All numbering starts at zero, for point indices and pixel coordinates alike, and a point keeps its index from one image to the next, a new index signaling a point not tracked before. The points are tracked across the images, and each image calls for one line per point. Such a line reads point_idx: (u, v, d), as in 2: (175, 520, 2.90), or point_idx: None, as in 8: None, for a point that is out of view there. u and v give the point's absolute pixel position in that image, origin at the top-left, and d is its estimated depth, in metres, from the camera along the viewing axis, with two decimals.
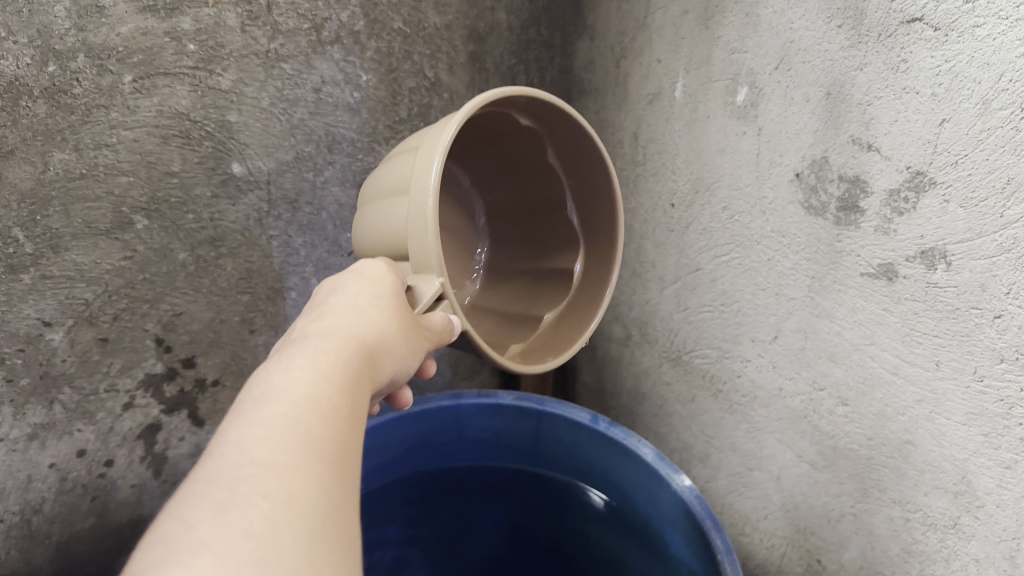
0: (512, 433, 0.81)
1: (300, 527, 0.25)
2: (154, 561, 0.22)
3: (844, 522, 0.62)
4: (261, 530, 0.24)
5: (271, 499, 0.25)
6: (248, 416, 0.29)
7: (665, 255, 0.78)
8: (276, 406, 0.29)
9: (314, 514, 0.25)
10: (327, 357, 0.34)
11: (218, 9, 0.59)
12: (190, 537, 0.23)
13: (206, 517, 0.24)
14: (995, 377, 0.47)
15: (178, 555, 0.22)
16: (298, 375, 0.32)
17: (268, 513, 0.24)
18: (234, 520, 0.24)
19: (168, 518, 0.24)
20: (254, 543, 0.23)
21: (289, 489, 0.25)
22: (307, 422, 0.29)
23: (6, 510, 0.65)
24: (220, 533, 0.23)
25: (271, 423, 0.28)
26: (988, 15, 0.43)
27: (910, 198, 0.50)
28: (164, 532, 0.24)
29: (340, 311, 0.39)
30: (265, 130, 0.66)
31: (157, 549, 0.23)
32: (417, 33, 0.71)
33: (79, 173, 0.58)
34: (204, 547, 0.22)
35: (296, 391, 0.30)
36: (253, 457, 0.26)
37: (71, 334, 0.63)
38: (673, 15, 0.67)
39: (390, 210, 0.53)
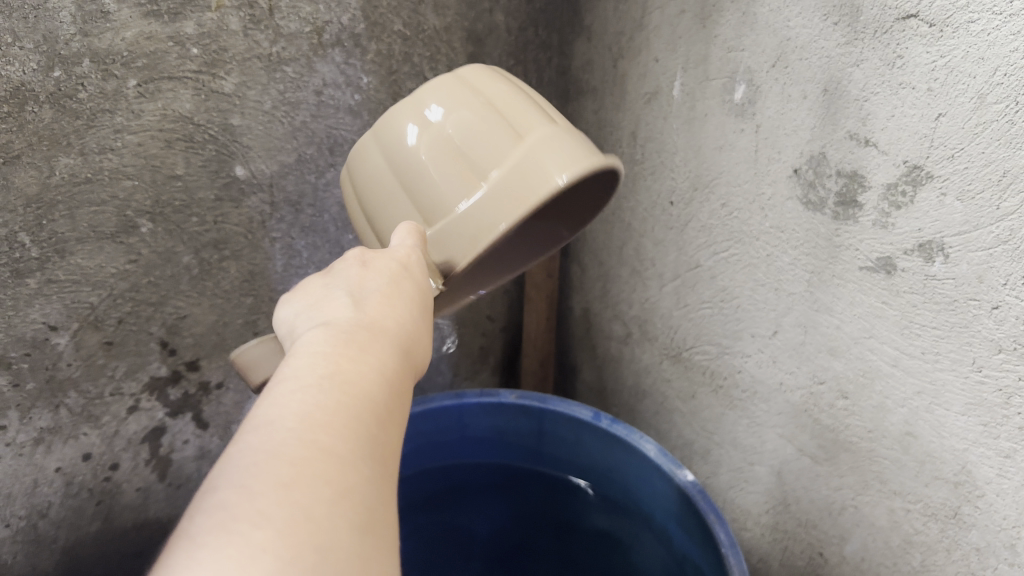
0: (515, 431, 0.83)
1: (355, 518, 0.25)
2: (216, 528, 0.23)
3: (845, 514, 0.63)
4: (321, 515, 0.24)
5: (332, 486, 0.25)
6: (310, 390, 0.29)
7: (665, 252, 0.78)
8: (339, 390, 0.29)
9: (369, 506, 0.26)
10: (388, 346, 0.33)
11: (221, 13, 0.59)
12: (254, 509, 0.23)
13: (271, 491, 0.24)
14: (994, 367, 0.47)
15: (240, 526, 0.23)
16: (360, 362, 0.31)
17: (328, 499, 0.25)
18: (295, 499, 0.24)
19: (231, 481, 0.25)
20: (312, 526, 0.24)
21: (349, 479, 0.26)
22: (365, 411, 0.29)
23: (12, 515, 0.66)
24: (284, 511, 0.24)
25: (333, 405, 0.28)
26: (982, 10, 0.42)
27: (907, 192, 0.50)
28: (226, 495, 0.24)
29: (396, 291, 0.38)
30: (268, 133, 0.67)
31: (218, 513, 0.23)
32: (416, 36, 0.72)
33: (84, 177, 0.58)
34: (267, 523, 0.23)
35: (356, 378, 0.30)
36: (316, 440, 0.26)
37: (76, 338, 0.64)
38: (670, 14, 0.68)
39: (446, 168, 0.48)
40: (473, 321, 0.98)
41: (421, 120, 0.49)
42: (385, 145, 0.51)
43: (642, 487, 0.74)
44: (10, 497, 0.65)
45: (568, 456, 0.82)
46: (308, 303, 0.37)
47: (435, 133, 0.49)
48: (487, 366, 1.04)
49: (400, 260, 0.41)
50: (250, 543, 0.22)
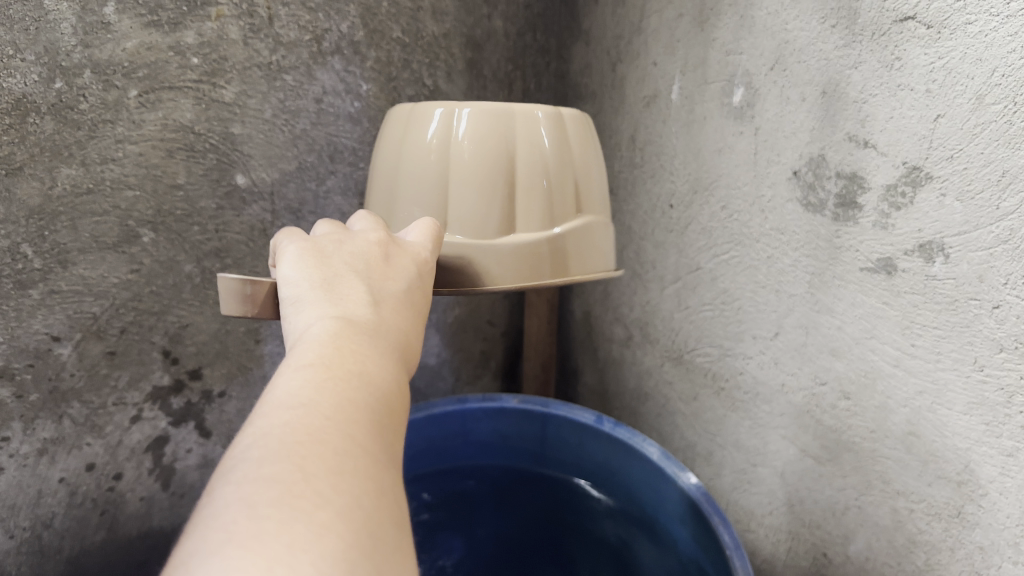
0: (518, 435, 0.83)
1: (392, 517, 0.25)
2: (276, 500, 0.22)
3: (849, 514, 0.64)
4: (365, 508, 0.24)
5: (370, 481, 0.25)
6: (338, 386, 0.28)
7: (665, 256, 0.78)
8: (365, 391, 0.29)
9: (398, 509, 0.26)
10: (398, 355, 0.34)
11: (221, 23, 0.60)
12: (308, 490, 0.23)
13: (323, 475, 0.24)
14: (995, 366, 0.47)
15: (301, 502, 0.22)
16: (381, 366, 0.31)
17: (369, 493, 0.25)
18: (343, 488, 0.24)
19: (277, 458, 0.24)
20: (363, 515, 0.24)
21: (383, 479, 0.26)
22: (384, 417, 0.29)
23: (16, 526, 0.66)
24: (336, 499, 0.23)
25: (361, 406, 0.28)
26: (979, 12, 0.43)
27: (907, 193, 0.50)
28: (270, 471, 0.23)
29: (407, 296, 0.38)
30: (269, 141, 0.67)
31: (267, 487, 0.23)
32: (416, 43, 0.73)
33: (86, 188, 0.58)
34: (323, 506, 0.23)
35: (380, 382, 0.30)
36: (352, 434, 0.26)
37: (79, 348, 0.64)
38: (669, 18, 0.68)
39: (496, 198, 0.51)
40: (474, 326, 0.99)
41: (493, 133, 0.51)
42: (445, 130, 0.51)
43: (646, 490, 0.74)
44: (15, 508, 0.65)
45: (571, 459, 0.82)
46: (319, 276, 0.36)
47: (500, 151, 0.51)
48: (488, 371, 1.04)
49: (411, 257, 0.41)
50: (311, 524, 0.22)
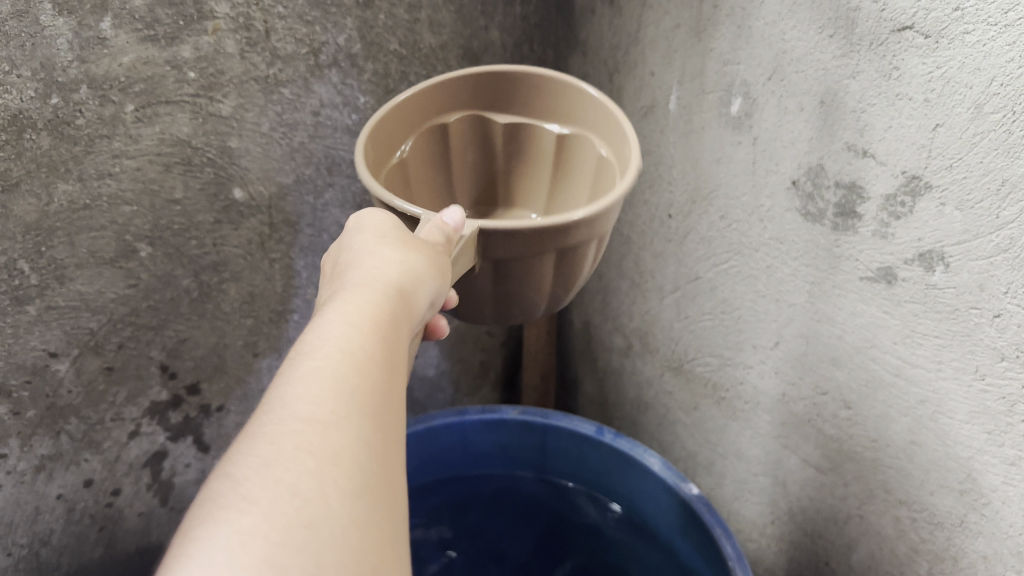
0: (518, 446, 0.82)
1: (346, 485, 0.25)
2: (206, 518, 0.23)
3: (851, 524, 0.63)
4: (306, 488, 0.24)
5: (316, 456, 0.25)
6: (286, 369, 0.29)
7: (665, 265, 0.78)
8: (318, 355, 0.29)
9: (359, 471, 0.26)
10: (367, 299, 0.33)
11: (218, 37, 0.59)
12: (237, 494, 0.24)
13: (254, 473, 0.24)
14: (997, 375, 0.47)
15: (228, 510, 0.23)
16: (337, 326, 0.31)
17: (314, 470, 0.25)
18: (280, 477, 0.24)
19: (219, 472, 0.25)
20: (301, 500, 0.24)
21: (336, 446, 0.26)
22: (347, 369, 0.29)
23: (14, 543, 0.66)
24: (266, 493, 0.24)
25: (312, 373, 0.28)
26: (977, 21, 0.42)
27: (906, 202, 0.50)
28: (213, 487, 0.24)
29: (373, 247, 0.38)
30: (266, 154, 0.67)
31: (204, 504, 0.24)
32: (413, 54, 0.72)
33: (83, 204, 0.58)
34: (251, 506, 0.23)
35: (330, 337, 0.30)
36: (296, 414, 0.27)
37: (76, 364, 0.63)
38: (666, 28, 0.68)
39: None
40: (473, 337, 0.98)
41: None
42: None
43: (648, 501, 0.74)
44: (12, 525, 0.65)
45: (573, 470, 0.81)
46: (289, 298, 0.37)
47: None
48: (487, 381, 1.04)
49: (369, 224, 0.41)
50: (235, 530, 0.22)
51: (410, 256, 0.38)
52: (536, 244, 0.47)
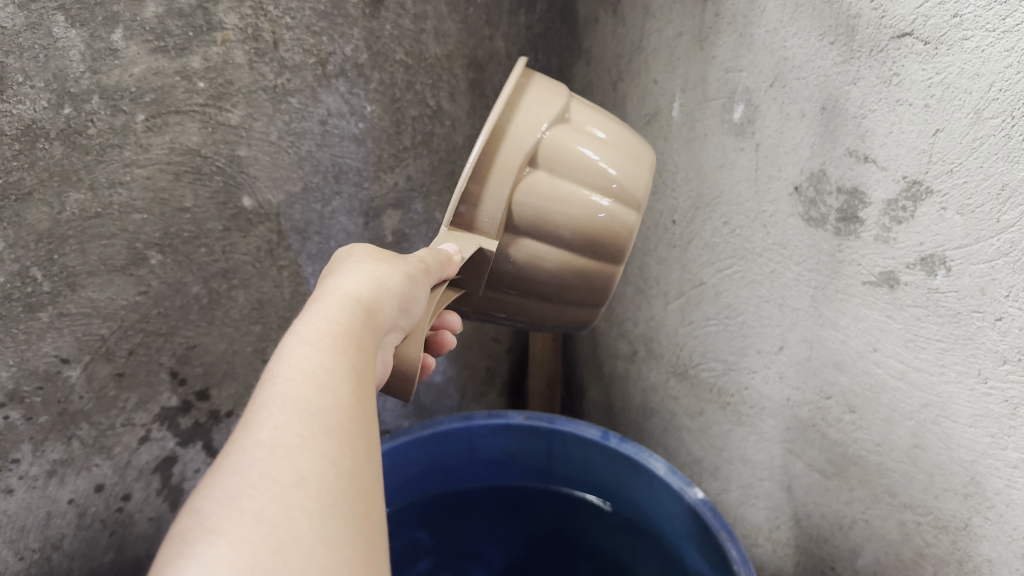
0: (524, 452, 0.83)
1: (313, 505, 0.25)
2: (174, 553, 0.23)
3: (856, 528, 0.64)
4: (273, 513, 0.24)
5: (282, 481, 0.25)
6: (249, 405, 0.29)
7: (669, 270, 0.79)
8: (278, 386, 0.29)
9: (328, 490, 0.26)
10: (325, 323, 0.34)
11: (226, 47, 0.60)
12: (203, 530, 0.23)
13: (219, 506, 0.24)
14: (1000, 378, 0.48)
15: (195, 544, 0.23)
16: (299, 353, 0.31)
17: (282, 495, 0.25)
18: (244, 505, 0.24)
19: (183, 513, 0.25)
20: (268, 525, 0.23)
21: (302, 468, 0.26)
22: (309, 392, 0.29)
23: (26, 547, 0.67)
24: (232, 523, 0.23)
25: (273, 402, 0.28)
26: (976, 28, 0.43)
27: (908, 207, 0.50)
28: (181, 527, 0.24)
29: (333, 281, 0.39)
30: (274, 162, 0.68)
31: (173, 544, 0.23)
32: (419, 64, 0.73)
33: (94, 212, 0.59)
34: (217, 539, 0.23)
35: (289, 365, 0.30)
36: (258, 440, 0.26)
37: (88, 370, 0.64)
38: (668, 37, 0.69)
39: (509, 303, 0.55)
40: (480, 343, 0.99)
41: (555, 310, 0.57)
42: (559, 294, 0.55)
43: (654, 507, 0.74)
44: (23, 530, 0.66)
45: (579, 475, 0.82)
46: None
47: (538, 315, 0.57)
48: (493, 388, 1.05)
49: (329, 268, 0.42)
50: (203, 561, 0.22)
51: (370, 280, 0.39)
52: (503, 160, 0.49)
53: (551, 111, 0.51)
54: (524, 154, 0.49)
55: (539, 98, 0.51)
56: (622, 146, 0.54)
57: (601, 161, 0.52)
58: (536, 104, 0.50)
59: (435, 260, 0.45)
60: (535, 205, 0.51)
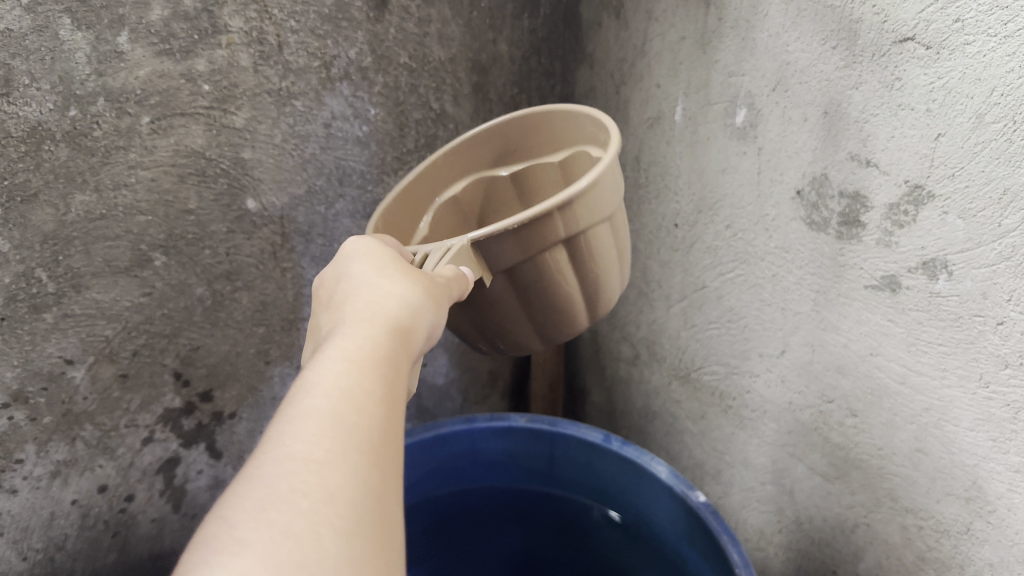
0: (526, 455, 0.83)
1: (341, 523, 0.25)
2: (198, 563, 0.23)
3: (858, 532, 0.64)
4: (300, 529, 0.24)
5: (311, 495, 0.25)
6: (284, 410, 0.29)
7: (671, 274, 0.79)
8: (313, 395, 0.29)
9: (356, 509, 0.25)
10: (362, 331, 0.33)
11: (231, 50, 0.61)
12: (230, 541, 0.23)
13: (246, 517, 0.24)
14: (1001, 382, 0.48)
15: (220, 555, 0.23)
16: (337, 360, 0.31)
17: (310, 510, 0.24)
18: (272, 518, 0.24)
19: (209, 519, 0.25)
20: (294, 541, 0.23)
21: (331, 484, 0.26)
22: (343, 403, 0.29)
23: (29, 548, 0.67)
24: (259, 536, 0.23)
25: (308, 411, 0.28)
26: (978, 32, 0.43)
27: (909, 211, 0.50)
28: (207, 534, 0.24)
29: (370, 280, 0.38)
30: (279, 165, 0.68)
31: (199, 553, 0.23)
32: (422, 67, 0.73)
33: (99, 214, 0.60)
34: (244, 553, 0.23)
35: (327, 374, 0.30)
36: (290, 451, 0.26)
37: (92, 371, 0.65)
38: (671, 41, 0.69)
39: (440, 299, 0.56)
40: None
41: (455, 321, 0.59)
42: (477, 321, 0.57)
43: (656, 511, 0.74)
44: (27, 530, 0.66)
45: (581, 479, 0.82)
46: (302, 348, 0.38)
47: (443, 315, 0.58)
48: (496, 391, 1.05)
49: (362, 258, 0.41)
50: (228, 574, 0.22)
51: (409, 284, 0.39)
52: (550, 229, 0.50)
53: (604, 202, 0.52)
54: (568, 232, 0.50)
55: (607, 185, 0.52)
56: (617, 253, 0.58)
57: (602, 262, 0.56)
58: (601, 195, 0.51)
59: (460, 284, 0.44)
60: (540, 270, 0.52)
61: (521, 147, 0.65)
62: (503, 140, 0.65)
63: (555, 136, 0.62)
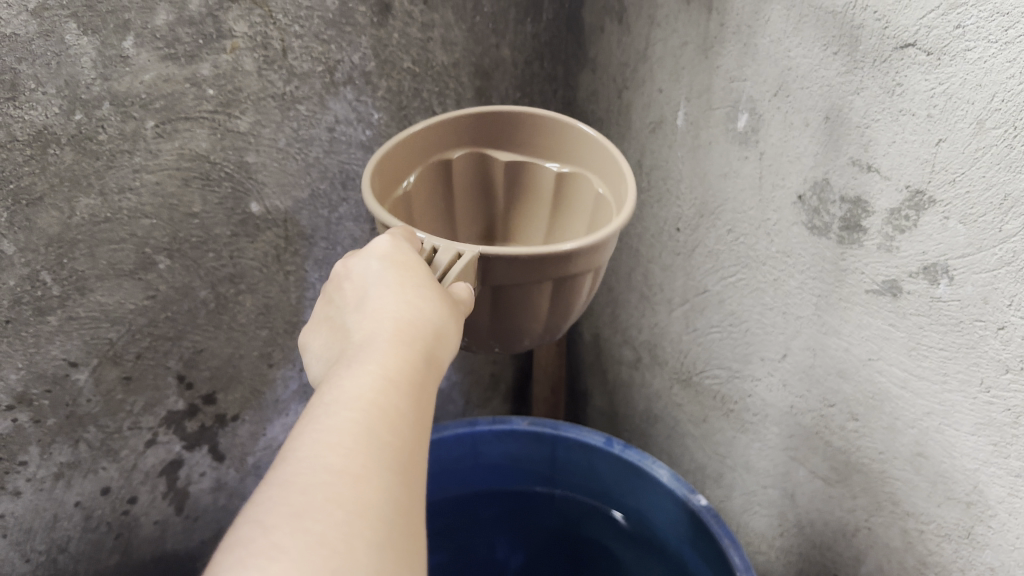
0: (529, 458, 0.83)
1: (370, 536, 0.27)
2: (241, 560, 0.26)
3: (859, 536, 0.64)
4: (334, 540, 0.27)
5: (345, 508, 0.28)
6: (324, 415, 0.31)
7: (673, 277, 0.79)
8: (347, 407, 0.31)
9: (384, 523, 0.28)
10: (398, 342, 0.35)
11: (236, 55, 0.61)
12: (269, 543, 0.26)
13: (286, 522, 0.27)
14: (1002, 387, 0.48)
15: (261, 555, 0.26)
16: (375, 372, 0.33)
17: (340, 523, 0.27)
18: (308, 526, 0.27)
19: (250, 517, 0.28)
20: (327, 550, 0.26)
21: (364, 499, 0.28)
22: (378, 418, 0.31)
23: (32, 550, 0.68)
24: (295, 541, 0.26)
25: (346, 421, 0.31)
26: (979, 38, 0.43)
27: (910, 216, 0.51)
28: (247, 529, 0.27)
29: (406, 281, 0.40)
30: (283, 169, 0.69)
31: (240, 548, 0.26)
32: (426, 72, 0.73)
33: (104, 217, 0.60)
34: (282, 556, 0.26)
35: (365, 387, 0.32)
36: (327, 463, 0.29)
37: (96, 373, 0.65)
38: (673, 46, 0.69)
39: None
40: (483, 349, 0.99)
41: None
42: None
43: (658, 513, 0.74)
44: (30, 532, 0.67)
45: (582, 481, 0.82)
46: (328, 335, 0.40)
47: None
48: (498, 393, 1.06)
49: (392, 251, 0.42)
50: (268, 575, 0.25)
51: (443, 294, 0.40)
52: (553, 268, 0.49)
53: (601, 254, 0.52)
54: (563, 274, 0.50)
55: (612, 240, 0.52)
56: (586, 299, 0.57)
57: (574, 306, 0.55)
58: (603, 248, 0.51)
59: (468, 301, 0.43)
60: (520, 299, 0.51)
61: (530, 143, 0.61)
62: (513, 128, 0.61)
63: (554, 153, 0.61)
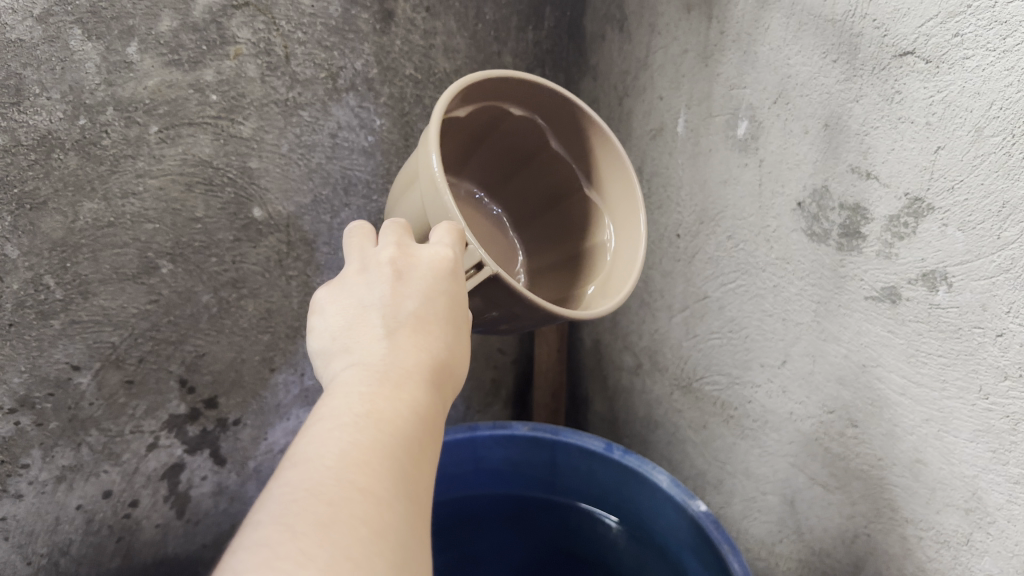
0: (529, 462, 0.83)
1: (390, 560, 0.27)
2: (266, 560, 0.25)
3: (858, 542, 0.64)
4: (357, 556, 0.26)
5: (368, 528, 0.28)
6: (351, 430, 0.31)
7: (673, 284, 0.79)
8: (376, 429, 0.32)
9: (401, 548, 0.28)
10: (423, 376, 0.36)
11: (239, 61, 0.61)
12: (296, 549, 0.26)
13: (313, 531, 0.27)
14: (1000, 394, 0.48)
15: (287, 559, 0.25)
16: (402, 402, 0.34)
17: (364, 541, 0.27)
18: (334, 538, 0.27)
19: (272, 519, 0.27)
20: (351, 564, 0.26)
21: (387, 523, 0.28)
22: (400, 449, 0.32)
23: (34, 552, 0.67)
24: (322, 552, 0.26)
25: (372, 443, 0.31)
26: (976, 47, 0.44)
27: (909, 223, 0.51)
28: (270, 532, 0.26)
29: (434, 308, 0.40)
30: (285, 174, 0.69)
31: (264, 549, 0.26)
32: (427, 79, 0.74)
33: (107, 221, 0.60)
34: (309, 564, 0.25)
35: (393, 415, 0.33)
36: (354, 480, 0.29)
37: (98, 377, 0.65)
38: (673, 54, 0.69)
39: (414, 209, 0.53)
40: (484, 354, 1.00)
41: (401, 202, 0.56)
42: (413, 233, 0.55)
43: (657, 519, 0.75)
44: (31, 534, 0.67)
45: (582, 486, 0.82)
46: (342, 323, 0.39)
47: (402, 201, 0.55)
48: (498, 399, 1.06)
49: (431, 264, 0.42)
50: None
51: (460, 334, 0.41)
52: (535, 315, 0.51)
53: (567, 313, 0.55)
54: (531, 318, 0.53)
55: None
56: None
57: None
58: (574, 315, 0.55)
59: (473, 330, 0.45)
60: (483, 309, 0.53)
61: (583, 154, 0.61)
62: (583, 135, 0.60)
63: (589, 171, 0.61)
